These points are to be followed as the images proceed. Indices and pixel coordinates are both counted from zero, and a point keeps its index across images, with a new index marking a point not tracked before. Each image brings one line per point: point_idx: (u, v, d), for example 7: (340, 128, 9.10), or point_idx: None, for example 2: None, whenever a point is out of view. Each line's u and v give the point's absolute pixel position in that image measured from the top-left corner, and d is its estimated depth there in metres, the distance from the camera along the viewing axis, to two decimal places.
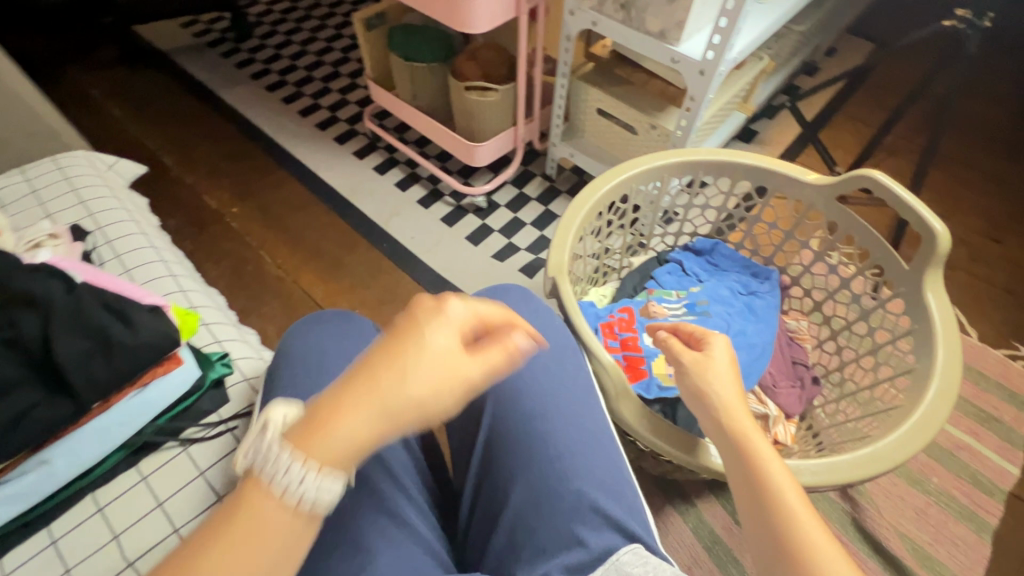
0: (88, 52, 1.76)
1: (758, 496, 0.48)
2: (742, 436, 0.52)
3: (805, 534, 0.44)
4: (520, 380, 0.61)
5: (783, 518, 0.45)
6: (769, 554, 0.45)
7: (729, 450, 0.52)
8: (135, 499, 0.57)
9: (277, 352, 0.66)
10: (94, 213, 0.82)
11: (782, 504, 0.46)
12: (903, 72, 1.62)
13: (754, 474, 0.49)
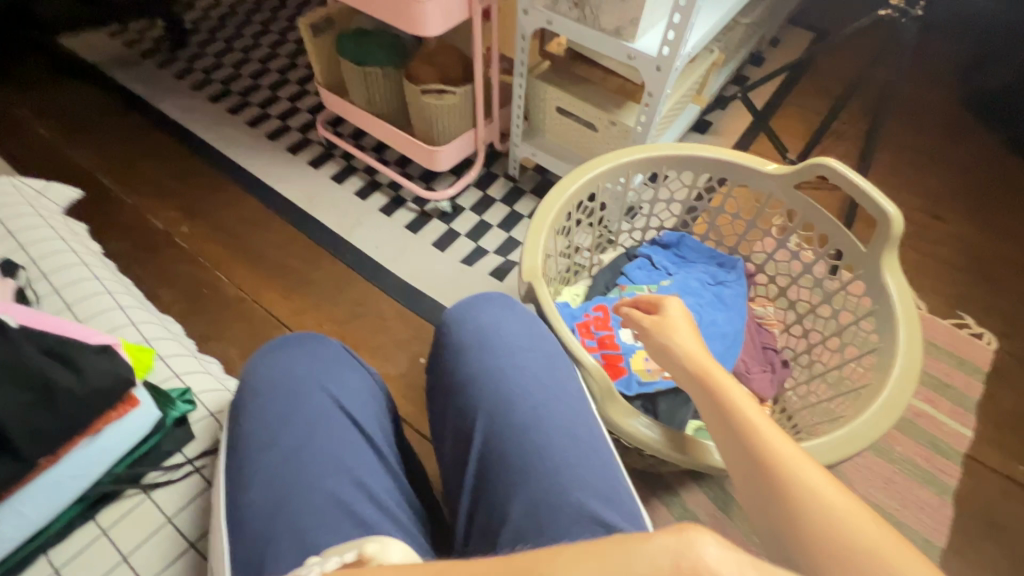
0: (5, 67, 1.63)
1: (726, 421, 0.51)
2: (705, 374, 0.56)
3: (768, 444, 0.48)
4: (505, 392, 0.60)
5: (749, 434, 0.49)
6: (744, 467, 0.48)
7: (696, 389, 0.56)
8: (95, 556, 0.53)
9: (242, 383, 0.62)
10: (25, 245, 0.76)
11: (746, 423, 0.50)
12: (842, 60, 1.70)
13: (720, 404, 0.53)
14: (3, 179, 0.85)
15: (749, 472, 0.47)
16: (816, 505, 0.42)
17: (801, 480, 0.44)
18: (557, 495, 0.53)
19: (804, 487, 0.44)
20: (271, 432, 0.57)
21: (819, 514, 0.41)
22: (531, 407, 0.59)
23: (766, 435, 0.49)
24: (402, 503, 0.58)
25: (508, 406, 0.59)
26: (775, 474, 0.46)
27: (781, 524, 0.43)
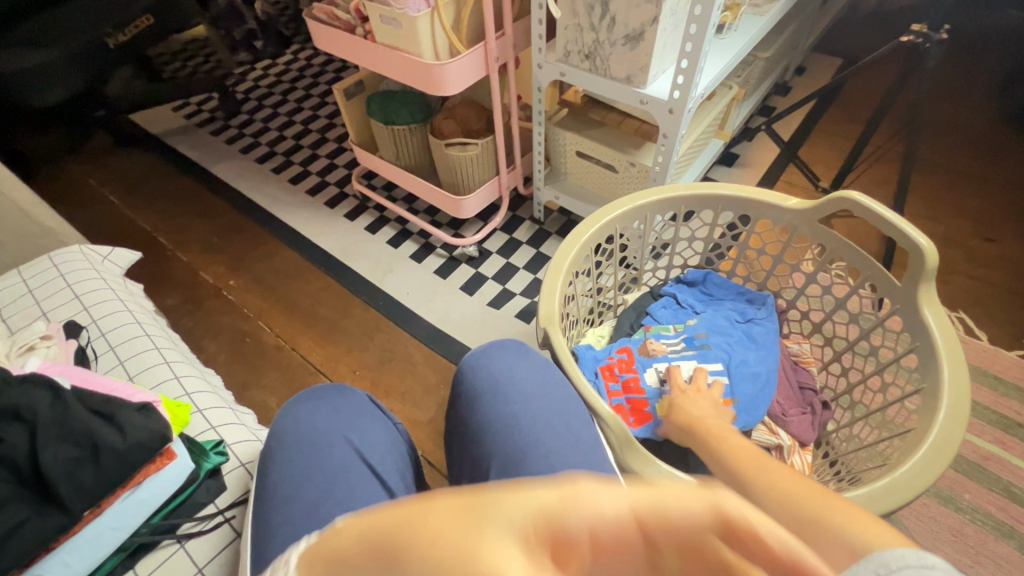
0: (84, 144, 1.84)
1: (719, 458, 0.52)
2: (701, 424, 0.63)
3: (739, 452, 0.51)
4: (519, 442, 0.60)
5: (726, 449, 0.53)
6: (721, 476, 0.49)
7: (694, 437, 0.62)
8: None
9: (271, 434, 0.65)
10: (88, 307, 0.84)
11: (725, 443, 0.55)
12: (871, 84, 1.66)
13: (707, 439, 0.58)
14: (73, 247, 0.95)
15: (734, 490, 0.46)
16: (787, 492, 0.40)
17: (776, 477, 0.43)
18: None
19: (773, 481, 0.42)
20: (295, 486, 0.59)
21: (790, 497, 0.40)
22: (546, 456, 0.58)
23: (752, 459, 0.48)
24: None
25: (521, 456, 0.59)
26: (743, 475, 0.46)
27: (757, 519, 0.41)
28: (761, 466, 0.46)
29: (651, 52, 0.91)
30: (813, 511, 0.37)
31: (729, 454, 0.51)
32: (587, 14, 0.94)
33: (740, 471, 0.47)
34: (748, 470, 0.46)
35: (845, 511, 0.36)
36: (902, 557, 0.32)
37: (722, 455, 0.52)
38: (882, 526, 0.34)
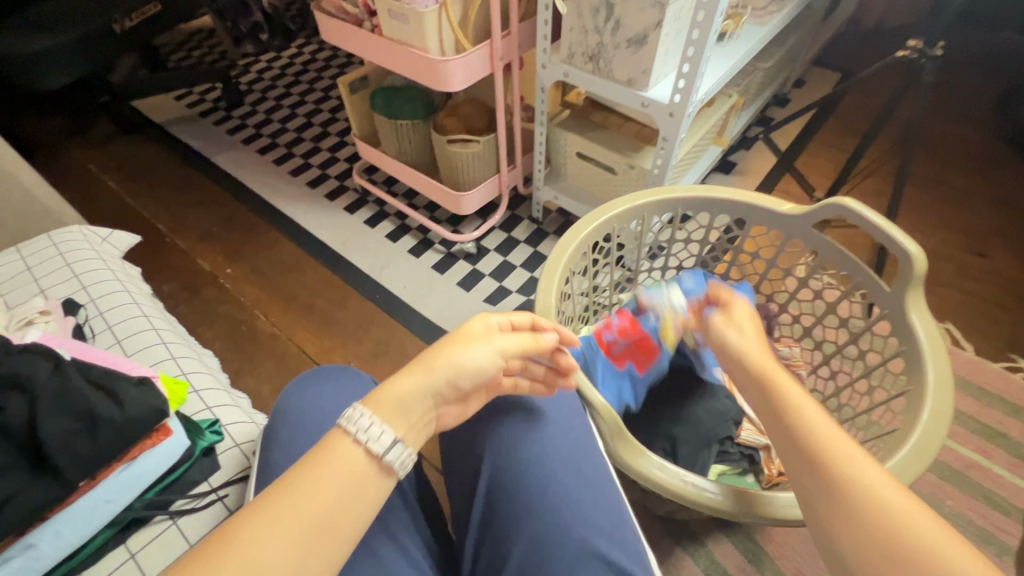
0: (85, 129, 1.83)
1: (785, 423, 0.50)
2: (767, 373, 0.54)
3: (822, 437, 0.47)
4: (512, 428, 0.61)
5: (807, 427, 0.48)
6: (800, 462, 0.47)
7: (753, 386, 0.55)
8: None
9: (274, 412, 0.65)
10: (87, 286, 0.84)
11: (803, 417, 0.49)
12: (867, 99, 1.69)
13: (776, 402, 0.51)
14: (73, 228, 0.95)
15: (811, 477, 0.46)
16: (888, 516, 0.41)
17: (869, 491, 0.43)
18: (562, 532, 0.53)
19: (871, 497, 0.43)
20: (291, 464, 0.59)
21: (894, 526, 0.41)
22: (540, 441, 0.59)
23: (832, 440, 0.47)
24: (416, 536, 0.59)
25: (514, 441, 0.59)
26: (834, 472, 0.45)
27: (846, 529, 0.42)
28: (849, 465, 0.45)
29: (654, 56, 0.93)
30: (913, 545, 0.39)
31: (802, 423, 0.49)
32: (592, 17, 0.96)
33: (825, 462, 0.46)
34: (830, 463, 0.45)
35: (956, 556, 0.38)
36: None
37: (796, 423, 0.49)
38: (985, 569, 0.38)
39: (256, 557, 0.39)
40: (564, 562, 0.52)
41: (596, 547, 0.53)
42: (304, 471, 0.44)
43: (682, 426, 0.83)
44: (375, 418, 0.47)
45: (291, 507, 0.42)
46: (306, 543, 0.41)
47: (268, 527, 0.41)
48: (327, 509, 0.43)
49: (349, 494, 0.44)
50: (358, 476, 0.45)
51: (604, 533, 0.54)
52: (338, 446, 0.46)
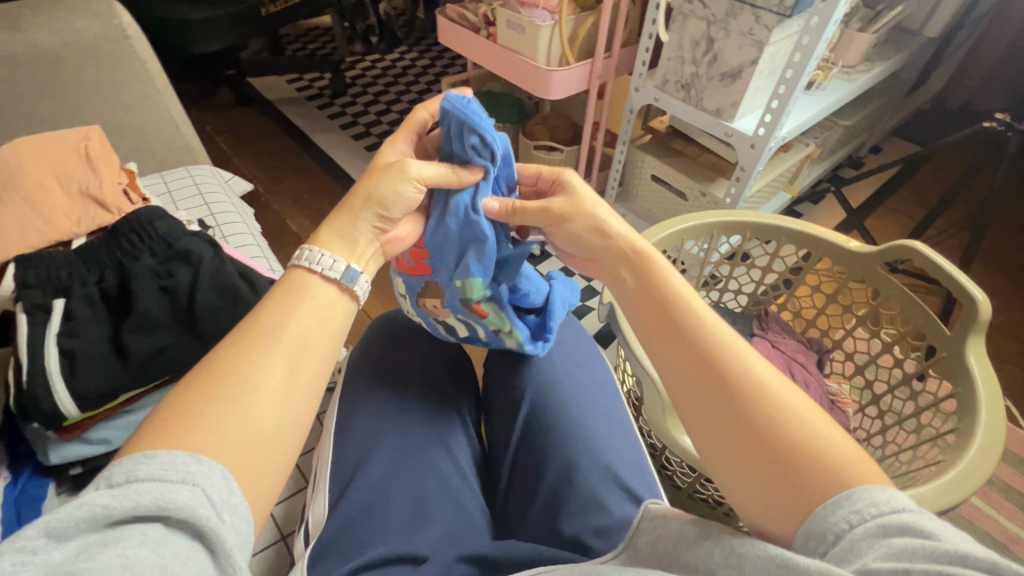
0: (208, 96, 2.06)
1: (676, 328, 0.48)
2: (664, 292, 0.51)
3: (745, 373, 0.44)
4: (550, 375, 0.67)
5: (724, 363, 0.45)
6: (715, 403, 0.44)
7: (654, 307, 0.50)
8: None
9: (363, 337, 0.72)
10: (214, 213, 0.97)
11: (720, 353, 0.45)
12: (944, 173, 1.69)
13: (689, 334, 0.47)
14: (205, 166, 1.09)
15: (738, 437, 0.42)
16: (782, 425, 0.41)
17: (777, 398, 0.42)
18: (591, 460, 0.58)
19: (778, 406, 0.42)
20: (384, 378, 0.65)
21: (783, 432, 0.40)
22: (574, 389, 0.66)
23: (753, 374, 0.44)
24: (472, 463, 0.63)
25: (551, 384, 0.66)
26: (749, 405, 0.42)
27: (731, 442, 0.42)
28: (746, 374, 0.44)
29: (745, 90, 1.00)
30: (798, 448, 0.39)
31: (694, 331, 0.47)
32: (692, 49, 1.05)
33: (713, 369, 0.45)
34: (727, 373, 0.44)
35: (844, 455, 0.39)
36: (883, 503, 0.35)
37: (689, 333, 0.47)
38: (874, 469, 0.39)
39: (251, 382, 0.40)
40: (599, 487, 0.56)
41: (619, 477, 0.57)
42: (273, 309, 0.45)
43: None
44: (332, 256, 0.48)
45: (276, 337, 0.43)
46: (298, 361, 0.43)
47: (260, 357, 0.42)
48: (309, 335, 0.45)
49: (327, 324, 0.46)
50: (328, 303, 0.47)
51: (627, 466, 0.58)
52: (303, 286, 0.47)
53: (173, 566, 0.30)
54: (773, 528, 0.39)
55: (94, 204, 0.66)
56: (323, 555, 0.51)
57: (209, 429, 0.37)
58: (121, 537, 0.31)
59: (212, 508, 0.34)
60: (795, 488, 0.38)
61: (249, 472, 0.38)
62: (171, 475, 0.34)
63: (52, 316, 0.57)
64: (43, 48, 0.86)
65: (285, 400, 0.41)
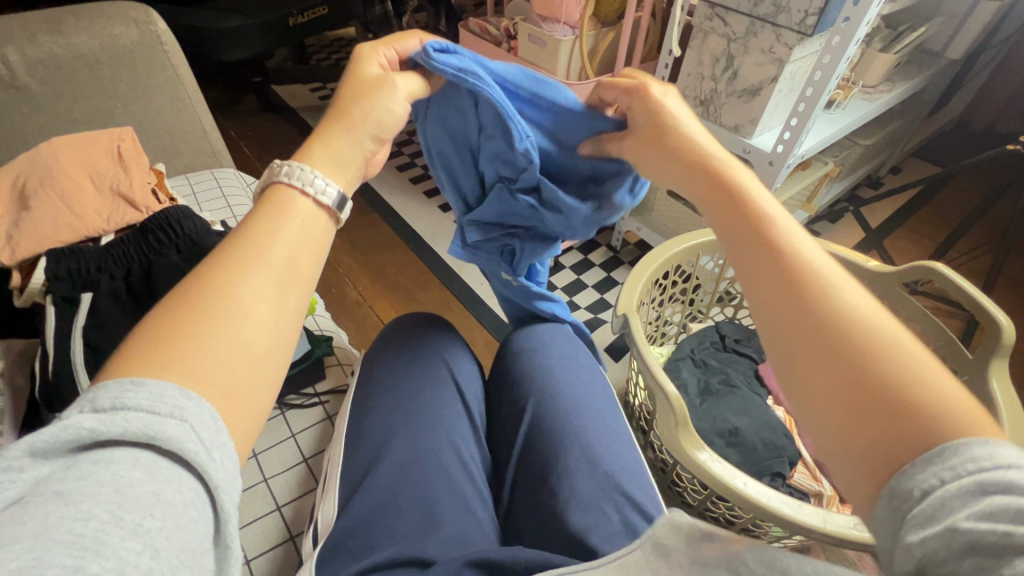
0: (234, 103, 2.11)
1: (766, 253, 0.43)
2: (756, 218, 0.45)
3: (841, 310, 0.39)
4: (554, 383, 0.67)
5: (818, 297, 0.40)
6: (801, 335, 0.39)
7: (742, 231, 0.45)
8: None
9: (375, 343, 0.72)
10: (236, 215, 0.99)
11: (814, 286, 0.40)
12: (966, 196, 1.67)
13: (778, 261, 0.42)
14: (229, 170, 1.12)
15: (826, 373, 0.37)
16: (877, 366, 0.36)
17: (874, 338, 0.37)
18: (593, 467, 0.58)
19: (875, 346, 0.37)
20: (394, 380, 0.66)
21: (881, 374, 0.36)
22: (577, 397, 0.66)
23: (852, 309, 0.39)
24: (482, 469, 0.63)
25: (554, 391, 0.66)
26: (842, 342, 0.38)
27: (818, 382, 0.38)
28: (845, 309, 0.39)
29: (765, 106, 1.00)
30: (897, 395, 0.35)
31: (787, 255, 0.43)
32: (712, 65, 1.05)
33: (805, 300, 0.40)
34: (819, 306, 0.39)
35: (958, 407, 0.34)
36: (984, 457, 0.30)
37: (781, 258, 0.43)
38: (988, 427, 0.33)
39: (238, 303, 0.35)
40: (605, 497, 0.55)
41: (621, 485, 0.56)
42: (254, 227, 0.40)
43: (735, 450, 0.85)
44: (322, 176, 0.43)
45: (262, 257, 0.38)
46: (284, 282, 0.38)
47: (243, 276, 0.36)
48: (299, 257, 0.40)
49: (312, 244, 0.42)
50: (313, 222, 0.42)
51: (629, 474, 0.58)
52: (287, 203, 0.41)
53: (169, 493, 0.27)
54: (854, 483, 0.36)
55: (123, 202, 0.69)
56: (331, 556, 0.51)
57: (198, 354, 0.33)
58: (114, 455, 0.27)
59: (204, 444, 0.29)
60: (883, 439, 0.34)
61: (240, 406, 0.33)
62: (159, 405, 0.28)
63: (79, 308, 0.58)
64: (81, 52, 0.89)
65: (275, 324, 0.37)
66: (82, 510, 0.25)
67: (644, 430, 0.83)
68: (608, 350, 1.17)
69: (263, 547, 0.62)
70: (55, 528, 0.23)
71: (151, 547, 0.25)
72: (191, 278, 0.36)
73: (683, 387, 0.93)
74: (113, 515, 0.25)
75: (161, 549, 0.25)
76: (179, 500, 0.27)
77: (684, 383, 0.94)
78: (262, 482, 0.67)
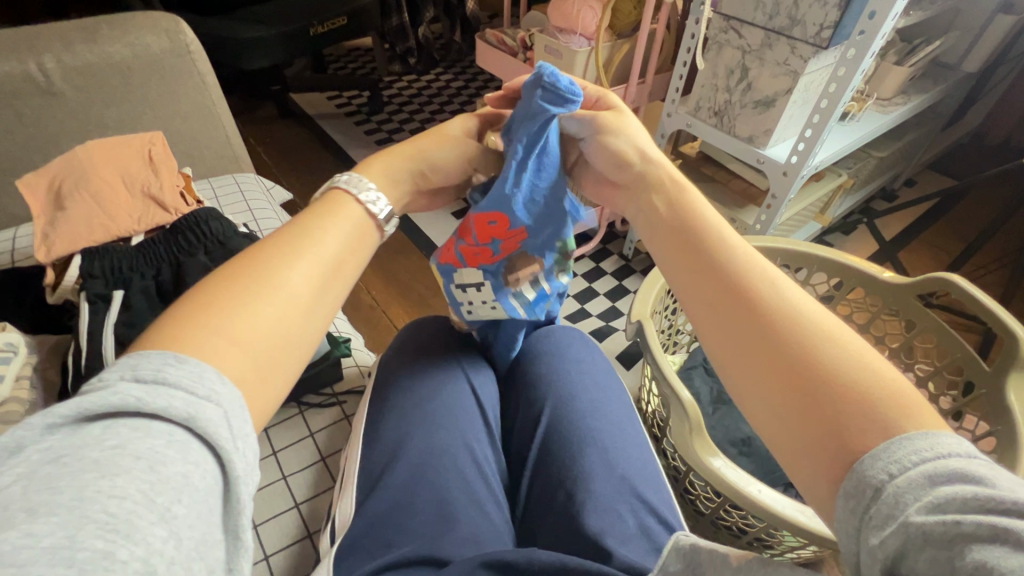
0: (253, 110, 2.15)
1: (707, 261, 0.45)
2: (700, 227, 0.48)
3: (782, 308, 0.41)
4: (571, 388, 0.68)
5: (760, 296, 0.42)
6: (746, 335, 0.41)
7: (687, 238, 0.48)
8: (256, 444, 0.72)
9: (392, 345, 0.74)
10: (257, 218, 1.02)
11: (756, 288, 0.42)
12: (982, 210, 1.65)
13: (721, 266, 0.44)
14: (250, 175, 1.14)
15: (772, 371, 0.38)
16: (812, 356, 0.38)
17: (818, 334, 0.39)
18: (609, 469, 0.58)
19: (814, 341, 0.38)
20: (411, 382, 0.67)
21: (813, 363, 0.37)
22: (595, 401, 0.66)
23: (792, 309, 0.40)
24: (497, 472, 0.63)
25: (572, 394, 0.67)
26: (785, 338, 0.39)
27: (762, 377, 0.39)
28: (778, 306, 0.41)
29: (779, 118, 1.01)
30: (842, 388, 0.35)
31: (719, 259, 0.45)
32: (726, 77, 1.06)
33: (738, 301, 0.42)
34: (760, 308, 0.41)
35: (902, 400, 0.34)
36: (926, 448, 0.31)
37: (715, 263, 0.45)
38: (927, 414, 0.34)
39: (286, 284, 0.39)
40: (622, 498, 0.56)
41: (638, 488, 0.57)
42: (307, 220, 0.44)
43: (748, 459, 0.85)
44: (375, 188, 0.48)
45: (311, 247, 0.42)
46: (323, 266, 0.41)
47: (295, 260, 0.40)
48: (342, 253, 0.43)
49: (353, 241, 0.45)
50: (361, 226, 0.46)
51: (644, 479, 0.58)
52: (342, 205, 0.46)
53: (196, 477, 0.28)
54: (814, 488, 0.36)
55: (154, 205, 0.72)
56: (348, 553, 0.52)
57: (244, 324, 0.36)
58: (151, 427, 0.28)
59: (232, 432, 0.30)
60: (825, 429, 0.35)
61: (268, 377, 0.36)
62: (200, 386, 0.30)
63: (110, 304, 0.60)
64: (114, 60, 0.92)
65: (314, 303, 0.40)
66: (117, 486, 0.25)
67: (657, 437, 0.83)
68: (620, 358, 1.18)
69: (282, 543, 0.63)
70: (92, 501, 0.24)
71: (176, 535, 0.25)
72: (251, 252, 0.41)
73: (695, 395, 0.94)
74: (145, 496, 0.25)
75: (184, 538, 0.26)
76: (203, 487, 0.28)
77: (696, 392, 0.94)
78: (281, 479, 0.68)
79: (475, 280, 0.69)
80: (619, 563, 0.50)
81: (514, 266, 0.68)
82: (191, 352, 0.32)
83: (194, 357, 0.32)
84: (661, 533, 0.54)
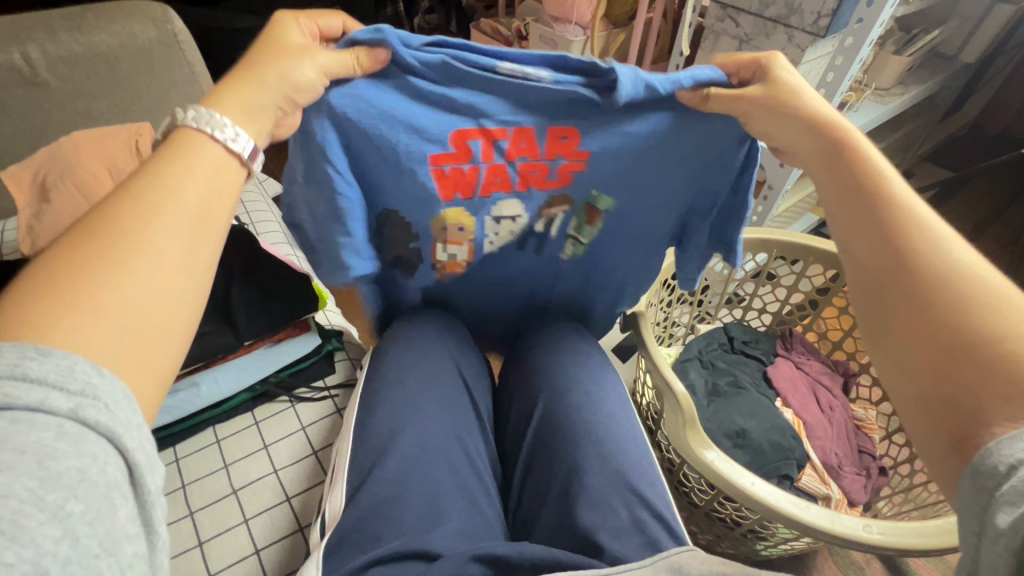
0: None
1: (869, 214, 0.45)
2: (865, 184, 0.47)
3: (937, 266, 0.40)
4: (565, 380, 0.67)
5: (914, 254, 0.41)
6: (891, 292, 0.42)
7: (848, 194, 0.48)
8: (246, 438, 0.71)
9: (385, 338, 0.73)
10: (249, 211, 1.01)
11: (911, 245, 0.42)
12: (980, 200, 1.64)
13: (880, 222, 0.44)
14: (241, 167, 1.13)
15: (911, 325, 0.40)
16: (958, 317, 0.37)
17: (976, 294, 0.38)
18: (603, 462, 0.58)
19: (961, 300, 0.38)
20: (403, 374, 0.66)
21: (963, 326, 0.37)
22: (589, 393, 0.66)
23: (955, 266, 0.40)
24: (488, 466, 0.63)
25: (567, 386, 0.66)
26: (927, 295, 0.39)
27: (902, 337, 0.40)
28: (943, 267, 0.40)
29: None
30: (988, 345, 0.35)
31: (888, 213, 0.45)
32: None
33: (897, 261, 0.42)
34: (912, 267, 0.41)
35: None
36: None
37: (879, 214, 0.45)
38: None
39: (151, 247, 0.35)
40: (616, 491, 0.56)
41: (632, 481, 0.56)
42: (154, 175, 0.38)
43: (743, 451, 0.85)
44: (233, 124, 0.43)
45: (164, 205, 0.36)
46: (188, 221, 0.37)
47: (149, 221, 0.35)
48: (202, 202, 0.39)
49: (213, 188, 0.40)
50: (215, 170, 0.41)
51: (639, 472, 0.58)
52: (191, 150, 0.40)
53: (93, 472, 0.27)
54: (932, 441, 0.37)
55: None
56: (338, 548, 0.51)
57: (105, 296, 0.32)
58: (35, 418, 0.26)
59: (124, 422, 0.29)
60: (959, 390, 0.35)
61: (133, 356, 0.32)
62: (68, 381, 0.28)
63: None
64: (101, 50, 0.91)
65: (187, 259, 0.36)
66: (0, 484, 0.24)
67: (652, 430, 0.83)
68: (616, 351, 1.17)
69: (273, 537, 0.63)
70: None
71: (71, 535, 0.25)
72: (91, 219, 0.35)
73: (691, 387, 0.93)
74: (34, 495, 0.25)
75: (80, 537, 0.26)
76: (102, 482, 0.27)
77: (692, 384, 0.94)
78: (272, 474, 0.68)
79: (513, 212, 0.62)
80: (611, 557, 0.50)
81: (550, 207, 0.63)
82: (54, 344, 0.29)
83: (58, 347, 0.29)
84: (655, 526, 0.53)
